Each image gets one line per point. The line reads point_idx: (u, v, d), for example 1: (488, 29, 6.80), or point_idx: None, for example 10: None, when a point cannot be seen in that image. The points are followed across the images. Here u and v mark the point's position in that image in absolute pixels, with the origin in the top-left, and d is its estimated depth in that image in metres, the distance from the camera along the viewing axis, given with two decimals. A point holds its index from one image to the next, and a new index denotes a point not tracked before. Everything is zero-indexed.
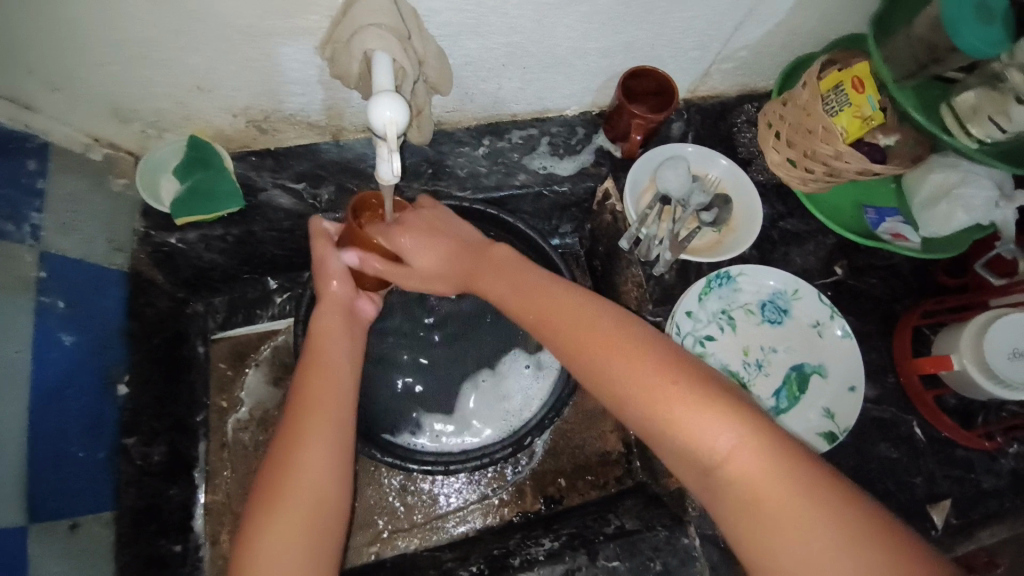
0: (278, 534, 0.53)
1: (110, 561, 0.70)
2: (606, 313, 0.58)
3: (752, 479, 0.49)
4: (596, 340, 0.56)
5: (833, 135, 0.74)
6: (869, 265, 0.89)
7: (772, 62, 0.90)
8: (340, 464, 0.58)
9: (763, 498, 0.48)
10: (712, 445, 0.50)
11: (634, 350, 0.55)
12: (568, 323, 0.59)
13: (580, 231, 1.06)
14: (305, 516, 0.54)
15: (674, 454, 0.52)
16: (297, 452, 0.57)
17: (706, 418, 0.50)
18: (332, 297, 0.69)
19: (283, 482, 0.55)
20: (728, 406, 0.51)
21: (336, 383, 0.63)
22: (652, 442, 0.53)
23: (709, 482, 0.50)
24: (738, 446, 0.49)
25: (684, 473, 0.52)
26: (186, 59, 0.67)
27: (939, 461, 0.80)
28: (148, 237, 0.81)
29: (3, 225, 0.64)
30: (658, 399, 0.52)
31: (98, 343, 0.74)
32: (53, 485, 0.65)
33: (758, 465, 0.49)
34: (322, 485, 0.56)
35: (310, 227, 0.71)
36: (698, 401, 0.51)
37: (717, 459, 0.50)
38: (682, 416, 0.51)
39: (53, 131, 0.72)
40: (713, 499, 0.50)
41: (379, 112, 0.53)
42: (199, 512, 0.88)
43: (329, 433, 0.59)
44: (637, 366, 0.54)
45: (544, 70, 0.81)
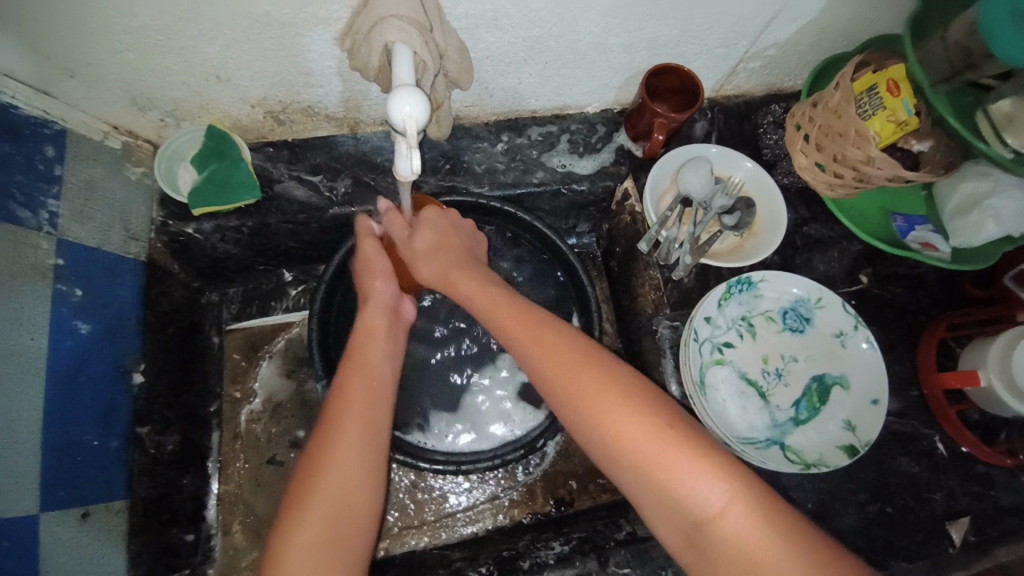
0: (310, 530, 0.52)
1: (121, 549, 0.71)
2: (600, 357, 0.56)
3: (745, 542, 0.46)
4: (583, 381, 0.54)
5: (866, 139, 0.71)
6: (894, 273, 0.86)
7: (801, 62, 0.87)
8: (377, 463, 0.58)
9: (754, 563, 0.46)
10: (705, 500, 0.48)
11: (628, 395, 0.53)
12: (562, 360, 0.56)
13: (597, 230, 1.05)
14: (337, 515, 0.54)
15: (661, 506, 0.49)
16: (334, 444, 0.56)
17: (699, 474, 0.48)
18: (379, 298, 0.68)
19: (321, 475, 0.55)
20: (721, 463, 0.49)
21: (375, 381, 0.62)
22: (638, 494, 0.51)
23: (698, 538, 0.48)
24: (730, 505, 0.47)
25: (669, 532, 0.50)
26: (204, 47, 0.66)
27: (960, 477, 0.78)
28: (165, 226, 0.80)
29: (20, 213, 0.64)
30: (652, 446, 0.50)
31: (112, 331, 0.74)
32: (66, 473, 0.65)
33: (752, 527, 0.46)
34: (356, 481, 0.55)
35: (358, 226, 0.72)
36: (692, 454, 0.49)
37: (708, 515, 0.48)
38: (673, 470, 0.49)
39: (72, 119, 0.72)
40: (703, 555, 0.48)
41: (398, 107, 0.52)
42: (211, 502, 0.88)
43: (367, 432, 0.58)
44: (625, 414, 0.52)
45: (564, 66, 0.79)
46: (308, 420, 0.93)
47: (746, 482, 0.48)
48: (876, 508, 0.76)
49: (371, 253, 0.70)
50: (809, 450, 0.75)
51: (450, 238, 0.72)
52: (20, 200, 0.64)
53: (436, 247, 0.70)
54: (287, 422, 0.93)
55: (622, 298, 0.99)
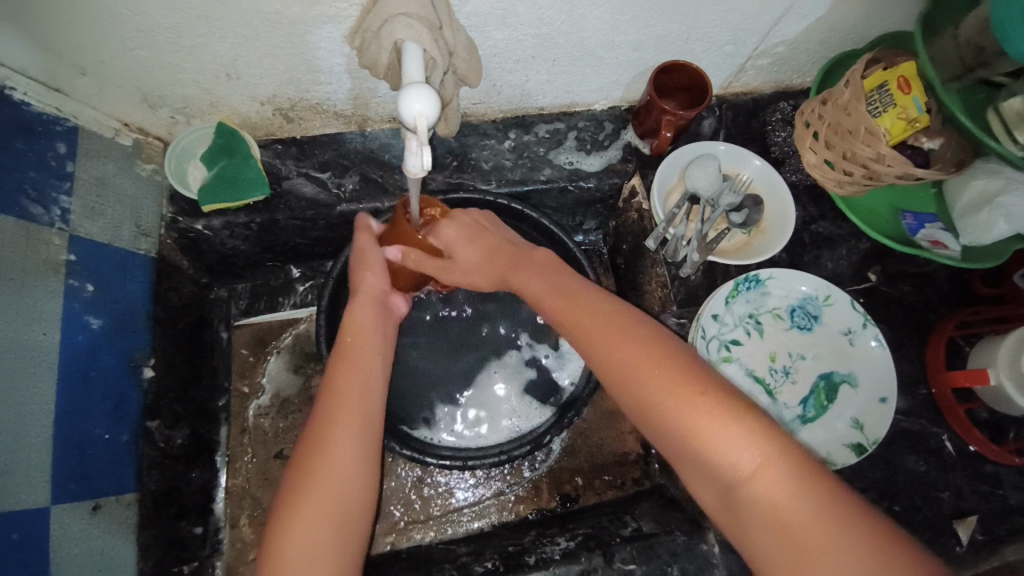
0: (303, 528, 0.53)
1: (131, 541, 0.71)
2: (637, 326, 0.57)
3: (779, 501, 0.47)
4: (621, 347, 0.56)
5: (876, 136, 0.71)
6: (902, 271, 0.86)
7: (810, 59, 0.87)
8: (369, 459, 0.58)
9: (788, 520, 0.46)
10: (736, 461, 0.48)
11: (666, 358, 0.54)
12: (600, 330, 0.58)
13: (604, 227, 1.05)
14: (330, 514, 0.54)
15: (696, 468, 0.50)
16: (328, 442, 0.56)
17: (734, 434, 0.49)
18: (369, 292, 0.69)
19: (313, 474, 0.55)
20: (757, 423, 0.49)
21: (366, 376, 0.62)
22: (673, 455, 0.52)
23: (731, 499, 0.49)
24: (763, 467, 0.48)
25: (704, 492, 0.50)
26: (213, 46, 0.67)
27: (968, 476, 0.78)
28: (175, 222, 0.81)
29: (32, 209, 0.64)
30: (684, 409, 0.50)
31: (122, 326, 0.74)
32: (77, 466, 0.66)
33: (786, 485, 0.47)
34: (350, 477, 0.56)
35: (356, 221, 0.72)
36: (728, 414, 0.50)
37: (740, 476, 0.48)
38: (709, 428, 0.49)
39: (83, 116, 0.72)
40: (737, 515, 0.48)
41: (408, 104, 0.52)
42: (220, 495, 0.89)
43: (357, 429, 0.58)
44: (664, 375, 0.52)
45: (572, 63, 0.79)
46: None
47: (781, 443, 0.49)
48: (883, 506, 0.76)
49: (367, 247, 0.70)
50: (817, 448, 0.75)
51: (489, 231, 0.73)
52: (32, 196, 0.64)
53: (483, 252, 0.71)
54: (295, 417, 0.94)
55: (629, 295, 0.99)
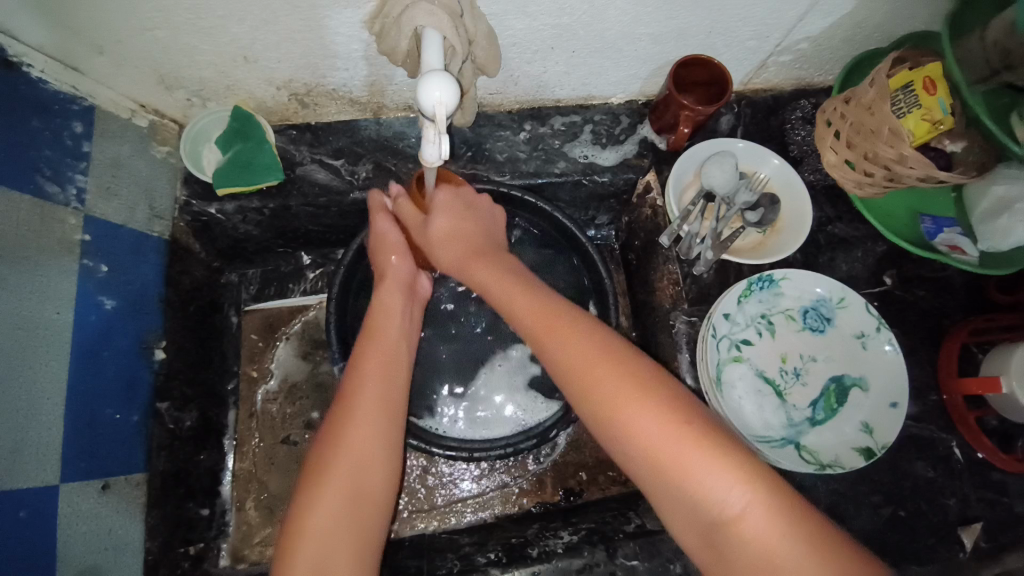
0: (325, 510, 0.53)
1: (140, 521, 0.72)
2: (615, 350, 0.55)
3: (764, 545, 0.46)
4: (599, 373, 0.54)
5: (900, 138, 0.70)
6: (918, 276, 0.85)
7: (833, 56, 0.86)
8: (391, 447, 0.58)
9: (773, 563, 0.46)
10: (724, 501, 0.47)
11: (649, 394, 0.52)
12: (574, 353, 0.56)
13: (616, 222, 1.04)
14: (350, 498, 0.55)
15: (677, 504, 0.49)
16: (349, 429, 0.57)
17: (718, 475, 0.48)
18: (395, 276, 0.69)
19: (336, 457, 0.55)
20: (741, 463, 0.49)
21: (388, 367, 0.62)
22: (654, 489, 0.51)
23: (715, 537, 0.48)
24: (750, 508, 0.47)
25: (686, 532, 0.50)
26: (231, 28, 0.66)
27: (975, 483, 0.77)
28: (188, 205, 0.81)
29: (48, 188, 0.64)
30: (667, 444, 0.49)
31: (135, 308, 0.75)
32: (87, 444, 0.66)
33: (771, 531, 0.46)
34: (371, 466, 0.56)
35: (369, 201, 0.73)
36: (714, 455, 0.49)
37: (727, 515, 0.47)
38: (691, 470, 0.48)
39: (100, 96, 0.72)
40: (720, 553, 0.48)
41: (428, 91, 0.51)
42: (227, 478, 0.89)
43: (381, 417, 0.58)
44: (647, 413, 0.51)
45: (592, 55, 0.78)
46: (323, 402, 0.94)
47: (768, 484, 0.48)
48: (889, 511, 0.75)
49: (386, 230, 0.70)
50: (824, 451, 0.75)
51: (472, 214, 0.71)
52: (47, 175, 0.64)
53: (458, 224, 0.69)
54: (303, 403, 0.94)
55: (640, 292, 0.98)
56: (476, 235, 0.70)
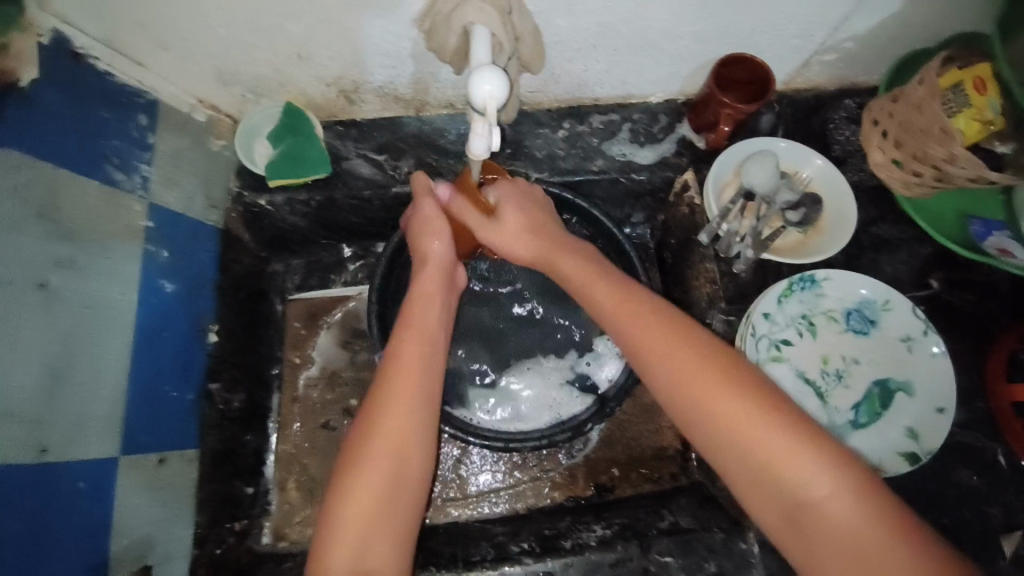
0: (361, 501, 0.55)
1: (190, 495, 0.76)
2: (699, 332, 0.58)
3: (846, 534, 0.48)
4: (686, 356, 0.56)
5: (950, 138, 0.68)
6: (965, 280, 0.83)
7: (879, 56, 0.84)
8: (424, 437, 0.59)
9: (854, 547, 0.48)
10: (810, 486, 0.49)
11: (741, 390, 0.53)
12: (658, 337, 0.58)
13: (651, 221, 1.04)
14: (387, 486, 0.56)
15: (761, 486, 0.51)
16: (385, 419, 0.58)
17: (806, 460, 0.50)
18: (435, 261, 0.69)
19: (373, 442, 0.57)
20: (834, 459, 0.50)
21: (426, 359, 0.62)
22: (737, 473, 0.52)
23: (798, 519, 0.50)
24: (836, 493, 0.49)
25: (768, 516, 0.52)
26: (290, 27, 0.69)
27: (1021, 493, 0.75)
28: (241, 197, 0.84)
29: (116, 175, 0.68)
30: (759, 424, 0.51)
31: (193, 291, 0.79)
32: (146, 420, 0.70)
33: (854, 519, 0.48)
34: (403, 457, 0.57)
35: (417, 181, 0.73)
36: (807, 449, 0.50)
37: (812, 498, 0.49)
38: (782, 459, 0.50)
39: (163, 90, 0.76)
40: (801, 535, 0.50)
41: (479, 85, 0.53)
42: (270, 460, 0.92)
43: (417, 405, 0.59)
44: (741, 400, 0.52)
45: (632, 53, 0.79)
46: (362, 391, 0.97)
47: (855, 477, 0.50)
48: (931, 518, 0.74)
49: (432, 214, 0.70)
50: (867, 454, 0.74)
51: (538, 203, 0.74)
52: (115, 164, 0.68)
53: (527, 221, 0.71)
54: (343, 391, 0.97)
55: (674, 290, 0.98)
56: (545, 221, 0.72)
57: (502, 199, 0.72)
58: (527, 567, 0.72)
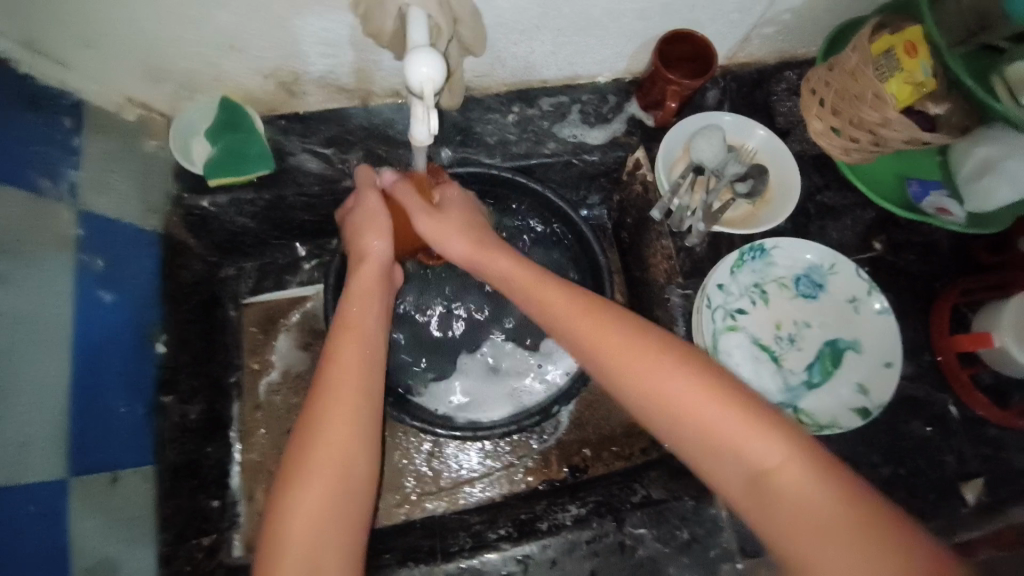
0: (301, 509, 0.53)
1: (153, 515, 0.72)
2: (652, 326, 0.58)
3: (800, 502, 0.49)
4: (637, 343, 0.57)
5: (883, 101, 0.71)
6: (907, 241, 0.86)
7: (815, 27, 0.86)
8: (364, 440, 0.57)
9: (810, 513, 0.49)
10: (761, 459, 0.51)
11: (696, 377, 0.54)
12: (605, 331, 0.59)
13: (608, 202, 1.04)
14: (331, 490, 0.54)
15: (718, 462, 0.52)
16: (326, 425, 0.56)
17: (758, 438, 0.51)
18: (375, 257, 0.68)
19: (314, 451, 0.55)
20: (793, 440, 0.52)
21: (366, 361, 0.60)
22: (698, 451, 0.53)
23: (755, 490, 0.51)
24: (783, 464, 0.51)
25: (728, 489, 0.53)
26: (218, 16, 0.66)
27: (971, 439, 0.79)
28: (181, 199, 0.81)
29: (39, 182, 0.64)
30: (703, 406, 0.53)
31: (138, 302, 0.76)
32: (96, 438, 0.67)
33: (816, 496, 0.49)
34: (344, 464, 0.55)
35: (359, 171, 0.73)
36: (753, 421, 0.52)
37: (766, 470, 0.51)
38: (736, 437, 0.52)
39: (88, 90, 0.72)
40: (761, 507, 0.51)
41: (415, 68, 0.52)
42: (235, 469, 0.90)
43: (356, 414, 0.57)
44: (691, 383, 0.54)
45: (576, 33, 0.79)
46: None
47: (810, 454, 0.51)
48: (888, 470, 0.77)
49: (374, 205, 0.70)
50: (821, 412, 0.76)
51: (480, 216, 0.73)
52: (39, 170, 0.65)
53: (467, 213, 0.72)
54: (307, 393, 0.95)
55: (633, 269, 0.99)
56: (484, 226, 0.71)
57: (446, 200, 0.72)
58: (505, 553, 0.72)
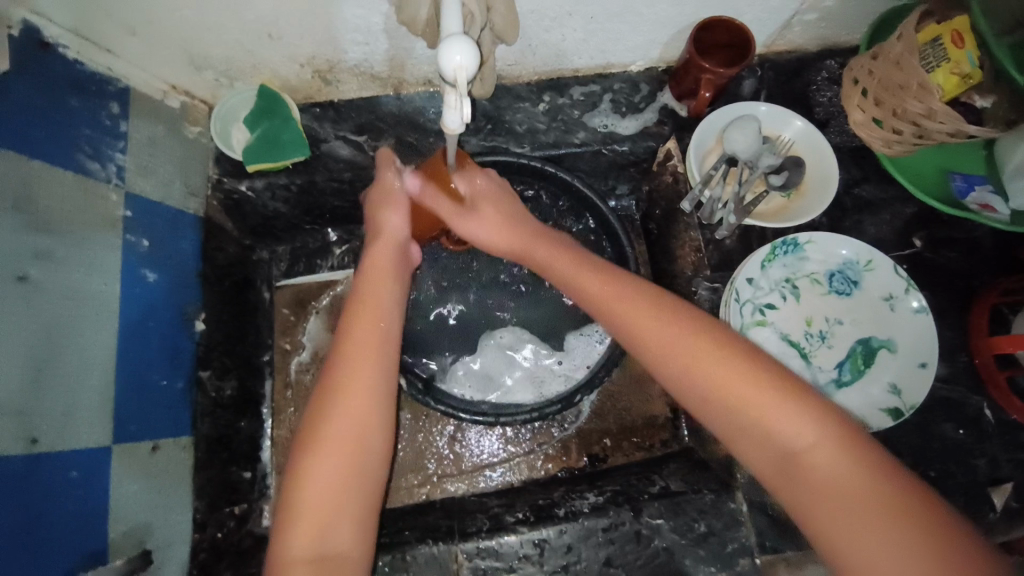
0: (318, 479, 0.55)
1: (188, 481, 0.77)
2: (681, 307, 0.60)
3: (834, 479, 0.49)
4: (669, 325, 0.58)
5: (927, 91, 0.68)
6: (948, 239, 0.83)
7: (860, 13, 0.83)
8: (380, 410, 0.59)
9: (845, 492, 0.49)
10: (796, 436, 0.51)
11: (726, 354, 0.55)
12: (639, 313, 0.60)
13: (636, 192, 1.04)
14: (350, 459, 0.56)
15: (752, 442, 0.53)
16: (341, 398, 0.58)
17: (792, 415, 0.51)
18: (389, 234, 0.68)
19: (329, 425, 0.57)
20: (833, 424, 0.51)
21: (381, 334, 0.62)
22: (731, 431, 0.54)
23: (790, 469, 0.51)
24: (816, 440, 0.51)
25: (762, 470, 0.53)
26: (257, 5, 0.68)
27: (1006, 445, 0.76)
28: (220, 183, 0.85)
29: (90, 166, 0.67)
30: (737, 383, 0.53)
31: (176, 281, 0.79)
32: (138, 409, 0.70)
33: (837, 487, 0.49)
34: (360, 435, 0.57)
35: (380, 153, 0.70)
36: (785, 399, 0.52)
37: (800, 448, 0.51)
38: (770, 413, 0.52)
39: (133, 77, 0.74)
40: (796, 486, 0.50)
41: (449, 56, 0.52)
42: (266, 444, 0.94)
43: (372, 385, 0.59)
44: (722, 362, 0.55)
45: (609, 20, 0.78)
46: None
47: (842, 430, 0.51)
48: (916, 473, 0.75)
49: (391, 185, 0.69)
50: (850, 411, 0.75)
51: (511, 206, 0.73)
52: (88, 152, 0.67)
53: (501, 218, 0.72)
54: None
55: (660, 260, 0.99)
56: (522, 222, 0.73)
57: (475, 191, 0.72)
58: (522, 536, 0.73)
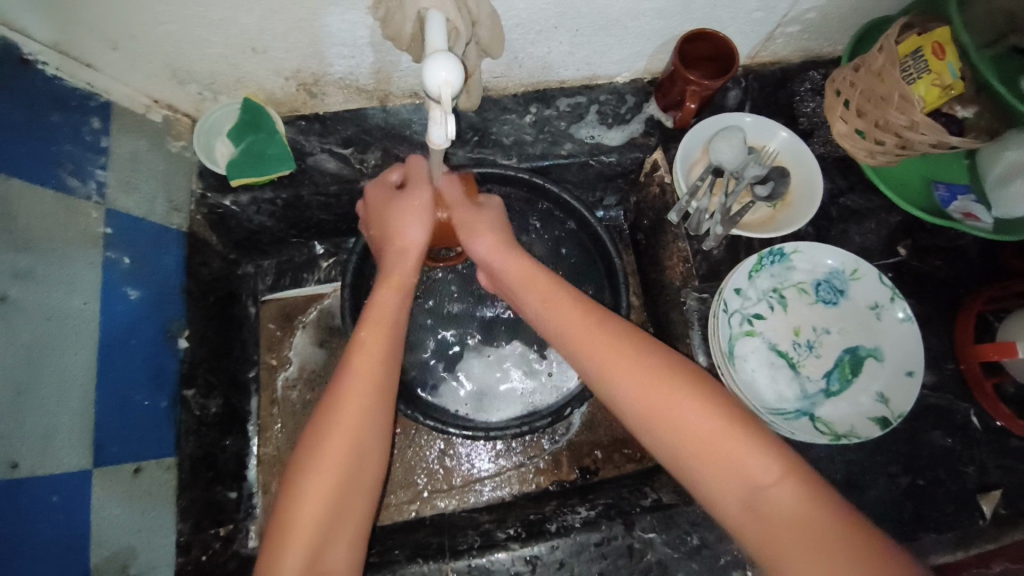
0: (306, 505, 0.53)
1: (172, 503, 0.75)
2: (646, 343, 0.59)
3: (794, 515, 0.49)
4: (631, 360, 0.57)
5: (909, 103, 0.69)
6: (932, 247, 0.84)
7: (841, 26, 0.84)
8: (375, 434, 0.58)
9: (809, 526, 0.48)
10: (760, 471, 0.51)
11: (691, 389, 0.55)
12: (605, 347, 0.59)
13: (624, 203, 1.04)
14: (340, 483, 0.55)
15: (715, 478, 0.52)
16: (334, 420, 0.57)
17: (753, 451, 0.51)
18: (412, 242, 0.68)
19: (324, 444, 0.55)
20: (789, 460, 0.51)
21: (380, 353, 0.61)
22: (695, 468, 0.53)
23: (754, 505, 0.50)
24: (778, 476, 0.50)
25: (726, 507, 0.51)
26: (241, 19, 0.67)
27: (993, 451, 0.76)
28: (204, 198, 0.83)
29: (70, 182, 0.66)
30: (701, 417, 0.53)
31: (160, 298, 0.78)
32: (121, 430, 0.69)
33: (815, 513, 0.48)
34: (358, 456, 0.56)
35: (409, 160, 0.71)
36: (747, 436, 0.52)
37: (763, 483, 0.50)
38: (734, 448, 0.52)
39: (115, 92, 0.74)
40: (760, 522, 0.50)
41: (434, 72, 0.52)
42: (252, 462, 0.92)
43: (364, 408, 0.58)
44: (680, 400, 0.54)
45: (595, 33, 0.78)
46: None
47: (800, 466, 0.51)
48: (906, 481, 0.75)
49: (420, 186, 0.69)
50: (839, 421, 0.75)
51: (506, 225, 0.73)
52: (69, 169, 0.66)
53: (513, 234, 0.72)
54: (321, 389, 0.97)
55: (648, 271, 0.99)
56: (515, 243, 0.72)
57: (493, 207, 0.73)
58: (513, 553, 0.72)
